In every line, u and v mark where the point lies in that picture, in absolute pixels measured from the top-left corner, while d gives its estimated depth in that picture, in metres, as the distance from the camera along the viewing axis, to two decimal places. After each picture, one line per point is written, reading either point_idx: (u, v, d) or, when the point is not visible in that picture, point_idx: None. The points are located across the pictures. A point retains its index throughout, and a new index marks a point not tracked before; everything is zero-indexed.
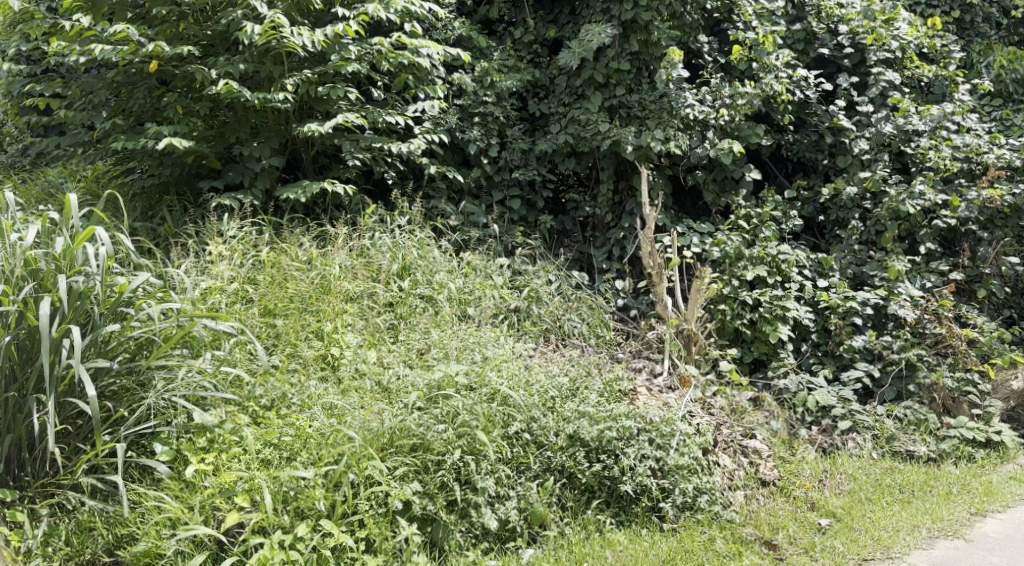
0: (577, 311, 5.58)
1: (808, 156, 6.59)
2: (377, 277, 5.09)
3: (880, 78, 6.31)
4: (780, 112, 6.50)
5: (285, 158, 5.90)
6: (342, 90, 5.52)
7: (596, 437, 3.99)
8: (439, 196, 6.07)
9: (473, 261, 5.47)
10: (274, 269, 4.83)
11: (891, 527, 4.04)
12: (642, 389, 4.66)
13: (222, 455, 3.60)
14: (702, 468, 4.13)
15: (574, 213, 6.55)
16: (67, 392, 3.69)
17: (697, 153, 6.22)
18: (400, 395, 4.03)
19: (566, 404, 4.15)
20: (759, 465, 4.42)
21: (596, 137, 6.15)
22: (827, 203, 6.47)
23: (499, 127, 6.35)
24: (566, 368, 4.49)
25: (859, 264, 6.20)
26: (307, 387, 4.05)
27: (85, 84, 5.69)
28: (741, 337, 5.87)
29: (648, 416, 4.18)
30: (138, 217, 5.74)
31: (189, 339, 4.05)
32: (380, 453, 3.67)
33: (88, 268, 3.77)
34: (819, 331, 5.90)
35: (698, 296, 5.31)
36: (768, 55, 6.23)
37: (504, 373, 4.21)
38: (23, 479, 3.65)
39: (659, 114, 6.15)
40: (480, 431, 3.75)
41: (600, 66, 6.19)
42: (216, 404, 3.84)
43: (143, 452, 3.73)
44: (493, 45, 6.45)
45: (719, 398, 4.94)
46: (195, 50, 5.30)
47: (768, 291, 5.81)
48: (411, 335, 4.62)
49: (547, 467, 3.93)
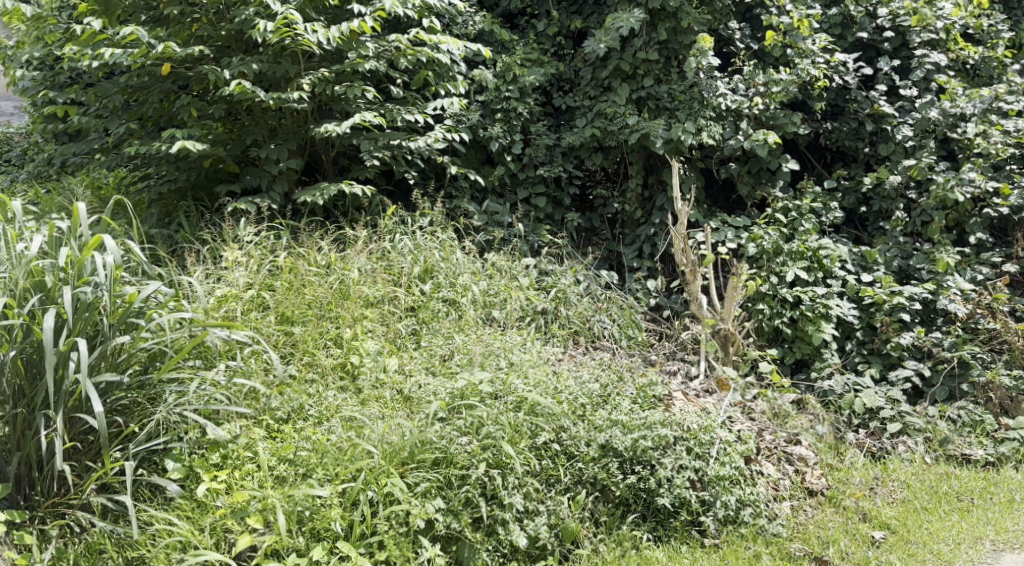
0: (607, 311, 5.35)
1: (848, 145, 6.29)
2: (398, 281, 4.88)
3: (924, 61, 6.03)
4: (816, 99, 6.22)
5: (303, 160, 5.74)
6: (358, 89, 5.34)
7: (630, 447, 3.75)
8: (461, 196, 5.88)
9: (498, 263, 5.27)
10: (291, 275, 4.65)
11: (951, 540, 3.83)
12: (678, 394, 4.41)
13: (235, 472, 3.43)
14: (745, 479, 3.89)
15: (603, 210, 6.33)
16: (76, 408, 3.51)
17: (730, 144, 5.96)
18: (421, 406, 3.82)
19: (597, 413, 3.92)
20: (805, 473, 4.19)
21: (624, 130, 5.91)
22: (869, 193, 6.19)
23: (523, 123, 6.13)
24: (596, 374, 4.25)
25: (905, 257, 5.91)
26: (324, 398, 3.87)
27: (100, 89, 5.55)
28: (780, 336, 5.61)
29: (685, 423, 3.94)
30: (155, 223, 5.57)
31: (203, 349, 3.86)
32: (400, 469, 3.48)
33: (97, 278, 3.59)
34: (863, 328, 5.65)
35: (734, 294, 5.05)
36: (804, 41, 5.92)
37: (531, 380, 3.99)
38: (33, 499, 3.48)
39: (689, 104, 5.90)
40: (507, 443, 3.55)
41: (627, 56, 5.94)
42: (230, 418, 3.66)
43: (154, 470, 3.52)
44: (515, 39, 6.24)
45: (760, 401, 4.69)
46: (207, 50, 5.13)
47: (809, 288, 5.54)
48: (434, 340, 4.42)
49: (578, 480, 3.70)
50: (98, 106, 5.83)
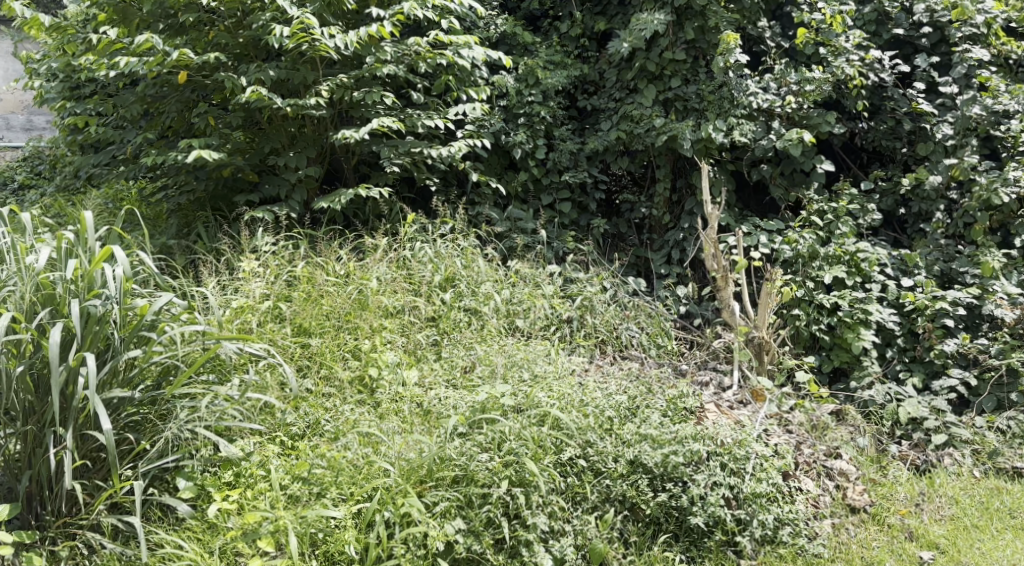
0: (635, 319, 5.18)
1: (886, 145, 6.09)
2: (419, 290, 4.74)
3: (966, 56, 5.75)
4: (851, 97, 6.00)
5: (324, 168, 5.62)
6: (378, 94, 5.20)
7: (660, 463, 3.56)
8: (485, 203, 5.76)
9: (522, 270, 5.12)
10: (308, 285, 4.51)
11: (1005, 561, 3.64)
12: (711, 406, 4.23)
13: (247, 492, 3.30)
14: (783, 496, 3.69)
15: (630, 215, 6.16)
16: (87, 425, 3.38)
17: (761, 144, 5.75)
18: (441, 422, 3.66)
19: (625, 426, 3.74)
20: (846, 489, 3.99)
21: (651, 133, 5.75)
22: (908, 194, 5.96)
23: (547, 128, 5.98)
24: (624, 386, 4.07)
25: (947, 261, 5.68)
26: (341, 412, 3.71)
27: (117, 98, 5.45)
28: (817, 344, 5.42)
29: (719, 437, 3.74)
30: (174, 234, 5.47)
31: (218, 363, 3.74)
32: (418, 487, 3.32)
33: (107, 290, 3.44)
34: (905, 334, 5.45)
35: (768, 301, 4.86)
36: (837, 38, 5.74)
37: (555, 393, 3.81)
38: (44, 518, 3.34)
39: (719, 104, 5.72)
40: (530, 460, 3.39)
41: (653, 56, 5.78)
42: (243, 435, 3.53)
43: (165, 489, 3.38)
44: (538, 41, 6.08)
45: (797, 412, 4.48)
46: (224, 56, 5.00)
47: (847, 293, 5.33)
48: (456, 351, 4.26)
49: (606, 498, 3.52)
50: (115, 116, 5.74)
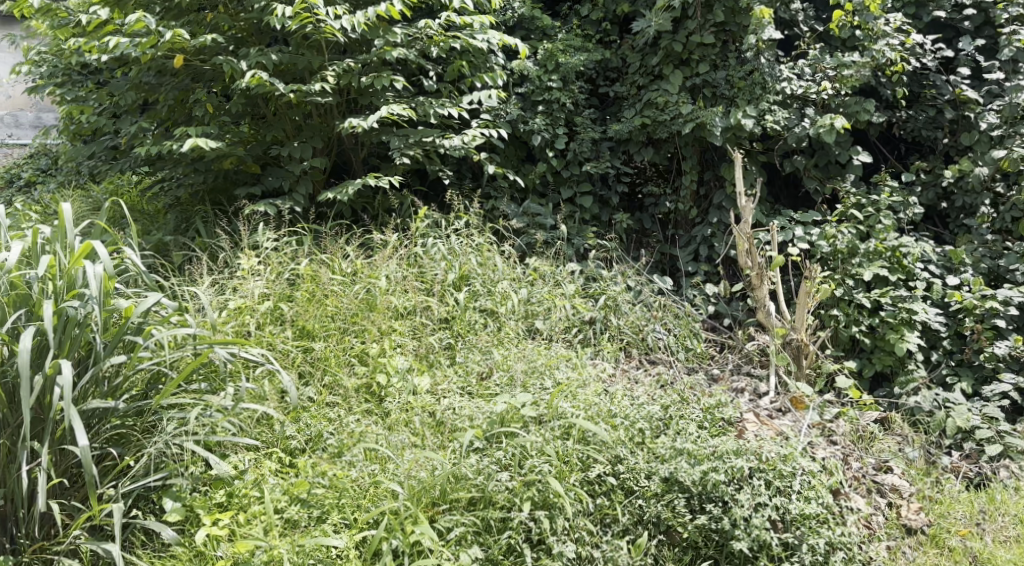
0: (662, 320, 4.81)
1: (925, 135, 5.65)
2: (431, 290, 4.40)
3: (1014, 39, 5.28)
4: (889, 85, 5.58)
5: (331, 159, 5.29)
6: (387, 79, 4.82)
7: (699, 481, 3.20)
8: (500, 196, 5.43)
9: (541, 267, 4.78)
10: (312, 284, 4.18)
11: None
12: (749, 416, 3.87)
13: (239, 516, 2.96)
14: (834, 517, 3.33)
15: (654, 210, 5.78)
16: (65, 439, 3.07)
17: (795, 133, 5.37)
18: (455, 436, 3.33)
19: (659, 440, 3.40)
20: (901, 507, 3.71)
21: (677, 120, 5.39)
22: (951, 186, 5.55)
23: (567, 116, 5.62)
24: (656, 396, 3.72)
25: (994, 257, 5.29)
26: (345, 423, 3.36)
27: (111, 85, 5.14)
28: (857, 347, 5.08)
29: (762, 452, 3.38)
30: (172, 230, 5.15)
31: (211, 371, 3.41)
32: (430, 512, 3.01)
33: (87, 291, 3.16)
34: (951, 336, 5.10)
35: (807, 300, 4.50)
36: (876, 20, 5.27)
37: (580, 403, 3.49)
38: (18, 541, 3.02)
39: (751, 90, 5.35)
40: (554, 478, 3.06)
41: (680, 39, 5.41)
42: (237, 450, 3.19)
43: (151, 510, 3.05)
44: (557, 25, 5.72)
45: (842, 422, 4.14)
46: (222, 39, 4.67)
47: (889, 291, 4.98)
48: (471, 356, 3.92)
49: (638, 520, 3.18)
50: (110, 104, 5.42)
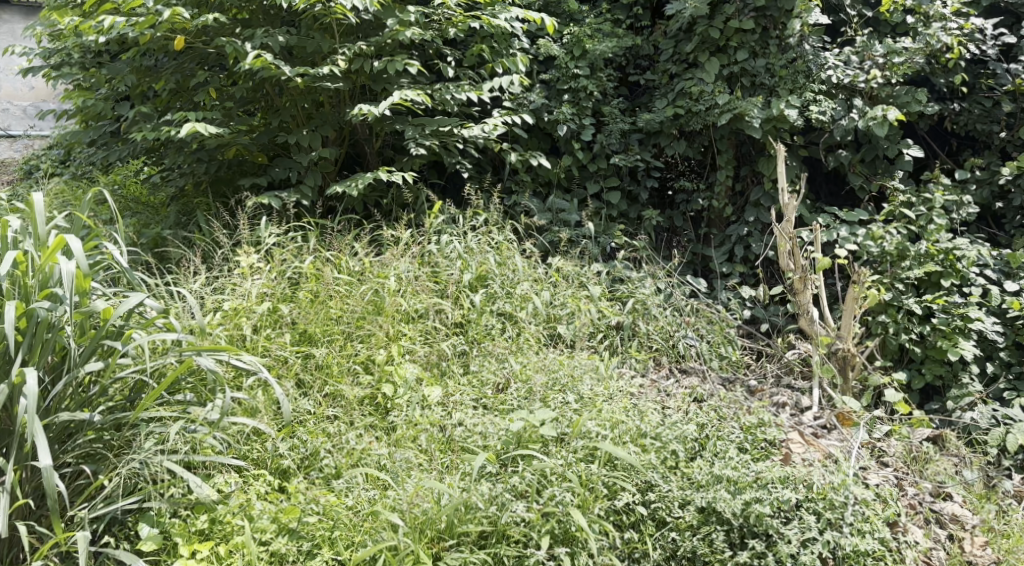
0: (695, 326, 4.44)
1: (980, 129, 5.20)
2: (444, 290, 4.07)
3: None
4: (943, 74, 5.15)
5: (341, 149, 4.97)
6: (401, 62, 4.46)
7: (741, 513, 2.83)
8: (522, 191, 5.09)
9: (564, 267, 4.42)
10: (315, 283, 3.85)
11: None
12: (793, 434, 3.52)
13: (220, 548, 2.66)
14: (891, 554, 2.94)
15: (685, 207, 5.39)
16: (33, 454, 2.75)
17: (841, 125, 4.98)
18: (465, 458, 3.00)
19: (694, 464, 3.04)
20: (963, 540, 3.33)
21: (713, 111, 5.01)
22: (1009, 184, 5.10)
23: (593, 105, 5.26)
24: (690, 412, 3.35)
25: None
26: (345, 440, 3.04)
27: (110, 68, 4.83)
28: (906, 357, 4.70)
29: (810, 480, 2.99)
30: (172, 223, 4.84)
31: (199, 380, 3.10)
32: (435, 548, 2.69)
33: (61, 291, 2.83)
34: (1010, 346, 4.70)
35: (855, 307, 4.12)
36: (931, 4, 4.94)
37: (606, 422, 3.15)
38: None
39: (793, 79, 4.98)
40: (577, 510, 2.73)
41: (717, 23, 4.99)
42: (223, 471, 2.88)
43: (125, 536, 2.74)
44: (585, 8, 5.33)
45: (893, 441, 3.78)
46: (225, 17, 4.33)
47: (943, 297, 4.58)
48: (486, 365, 3.58)
49: (671, 555, 2.83)
50: (110, 89, 5.13)
